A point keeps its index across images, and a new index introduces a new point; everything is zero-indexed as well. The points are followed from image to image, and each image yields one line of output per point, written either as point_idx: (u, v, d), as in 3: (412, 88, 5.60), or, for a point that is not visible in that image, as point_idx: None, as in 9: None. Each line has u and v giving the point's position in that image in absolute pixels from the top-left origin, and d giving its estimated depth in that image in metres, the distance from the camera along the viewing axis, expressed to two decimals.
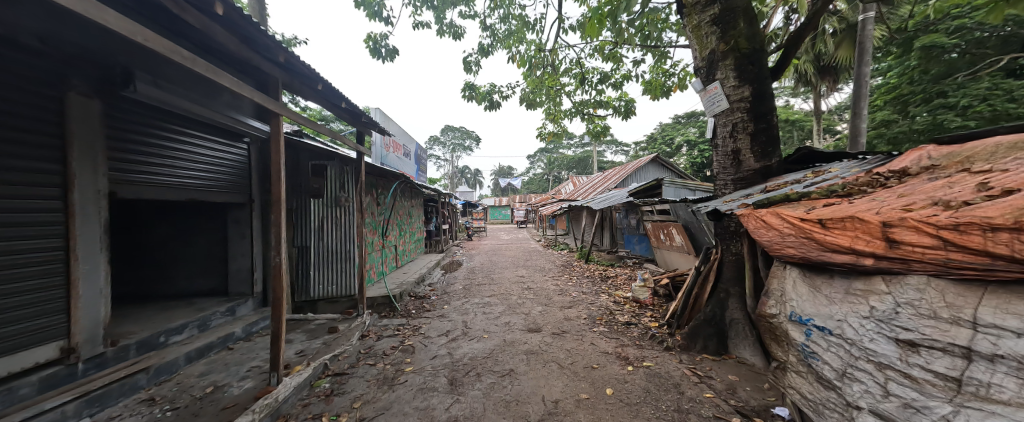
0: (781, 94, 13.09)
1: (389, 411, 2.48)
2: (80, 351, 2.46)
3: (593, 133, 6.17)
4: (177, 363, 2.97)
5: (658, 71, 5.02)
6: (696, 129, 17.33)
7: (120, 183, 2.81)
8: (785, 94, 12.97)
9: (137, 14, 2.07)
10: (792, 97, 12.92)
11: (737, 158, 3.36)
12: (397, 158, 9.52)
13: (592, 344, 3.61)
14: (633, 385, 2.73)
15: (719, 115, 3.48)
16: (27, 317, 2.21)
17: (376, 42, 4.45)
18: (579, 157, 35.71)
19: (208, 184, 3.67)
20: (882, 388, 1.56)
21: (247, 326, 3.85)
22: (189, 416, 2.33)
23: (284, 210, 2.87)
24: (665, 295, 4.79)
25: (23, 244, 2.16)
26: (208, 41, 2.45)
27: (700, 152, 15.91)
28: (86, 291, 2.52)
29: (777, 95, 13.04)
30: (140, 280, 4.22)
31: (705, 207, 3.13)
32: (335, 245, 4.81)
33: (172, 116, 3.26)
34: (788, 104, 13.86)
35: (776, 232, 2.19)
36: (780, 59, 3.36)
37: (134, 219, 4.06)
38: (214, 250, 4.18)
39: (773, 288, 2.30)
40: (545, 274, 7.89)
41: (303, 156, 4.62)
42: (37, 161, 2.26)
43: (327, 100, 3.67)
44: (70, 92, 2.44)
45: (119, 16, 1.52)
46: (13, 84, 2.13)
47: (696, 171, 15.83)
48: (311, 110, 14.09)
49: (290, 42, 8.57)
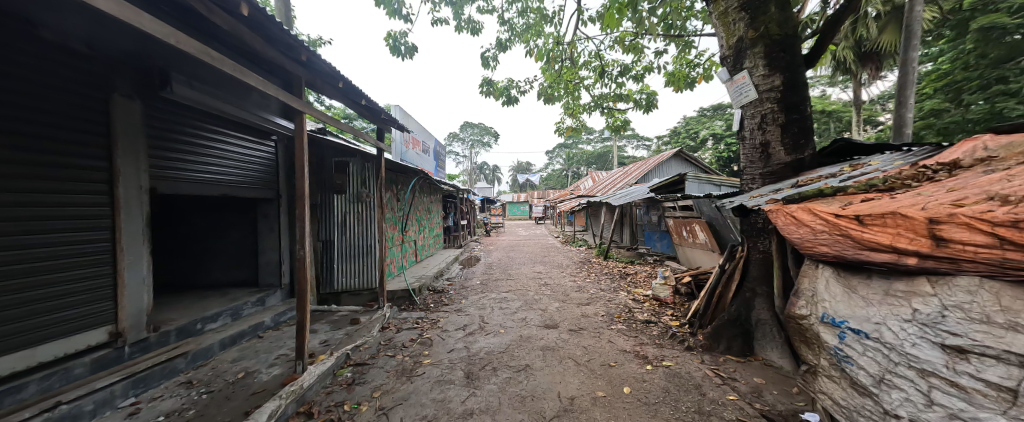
0: (817, 84, 12.35)
1: (407, 402, 2.54)
2: (125, 336, 2.64)
3: (612, 127, 6.01)
4: (212, 349, 3.14)
5: (682, 61, 4.80)
6: (723, 122, 16.67)
7: (160, 180, 2.98)
8: (821, 83, 12.23)
9: (172, 17, 2.18)
10: (829, 87, 12.17)
11: (767, 151, 3.19)
12: (416, 154, 9.64)
13: (610, 341, 3.56)
14: (651, 384, 2.67)
15: (746, 106, 3.32)
16: (81, 302, 2.40)
17: (396, 40, 4.48)
18: (600, 152, 35.15)
19: (239, 181, 3.81)
20: (925, 397, 1.45)
21: (275, 316, 4.02)
22: (222, 400, 2.46)
23: (309, 205, 2.96)
24: (687, 293, 4.66)
25: (75, 236, 2.35)
26: (236, 42, 2.53)
27: (727, 146, 15.37)
28: (130, 280, 2.70)
29: (812, 85, 12.33)
30: (179, 271, 4.48)
31: (731, 203, 3.02)
32: (356, 239, 4.93)
33: (205, 115, 3.41)
34: (824, 93, 13.04)
35: (809, 229, 2.09)
36: (815, 46, 3.15)
37: (174, 214, 4.31)
38: (245, 243, 4.38)
39: (804, 288, 2.20)
40: (562, 270, 7.83)
41: (326, 153, 4.72)
42: (88, 159, 2.44)
43: (348, 97, 3.72)
44: (114, 94, 2.59)
45: (153, 19, 1.61)
46: (62, 87, 2.30)
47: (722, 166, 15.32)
48: (336, 108, 14.44)
49: (316, 42, 8.83)
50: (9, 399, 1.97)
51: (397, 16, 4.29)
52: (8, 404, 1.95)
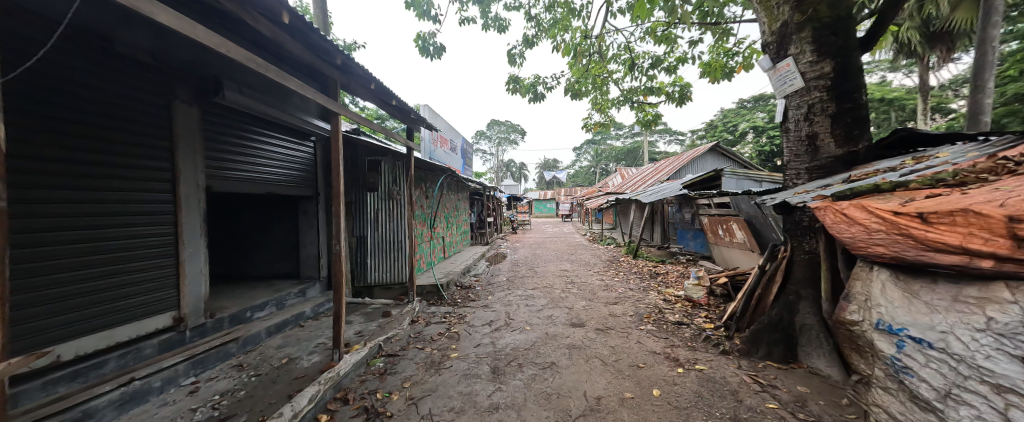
0: (875, 69, 11.23)
1: (435, 393, 2.62)
2: (186, 321, 2.90)
3: (642, 122, 5.82)
4: (260, 336, 3.39)
5: (719, 50, 4.55)
6: (765, 114, 15.59)
7: (214, 178, 3.23)
8: (880, 68, 11.12)
9: (223, 28, 2.36)
10: (889, 72, 11.04)
11: (814, 144, 2.97)
12: (443, 153, 9.83)
13: (638, 342, 3.47)
14: (682, 388, 2.58)
15: (791, 96, 3.10)
16: (150, 290, 2.67)
17: (425, 40, 4.57)
18: (628, 148, 34.06)
19: (283, 179, 4.06)
20: (999, 415, 1.31)
21: (315, 306, 4.26)
22: (269, 383, 2.66)
23: (343, 203, 3.09)
24: (723, 294, 4.44)
25: (143, 230, 2.62)
26: (279, 49, 2.69)
27: (769, 139, 14.41)
28: (190, 270, 2.96)
29: (869, 71, 11.24)
30: (233, 262, 4.87)
31: (773, 199, 2.85)
32: (387, 235, 5.11)
33: (253, 118, 3.66)
34: (883, 79, 11.85)
35: (863, 228, 1.96)
36: (872, 27, 2.88)
37: (231, 209, 4.74)
38: (288, 238, 4.67)
39: (856, 292, 2.10)
40: (589, 269, 7.69)
41: (360, 152, 4.90)
42: (154, 160, 2.70)
43: (379, 98, 3.84)
44: (176, 100, 2.85)
45: (207, 31, 1.74)
46: (134, 96, 2.56)
47: (763, 161, 14.42)
48: (369, 110, 15.05)
49: (351, 46, 9.24)
50: (92, 374, 2.24)
51: (425, 17, 4.37)
52: (90, 378, 2.24)
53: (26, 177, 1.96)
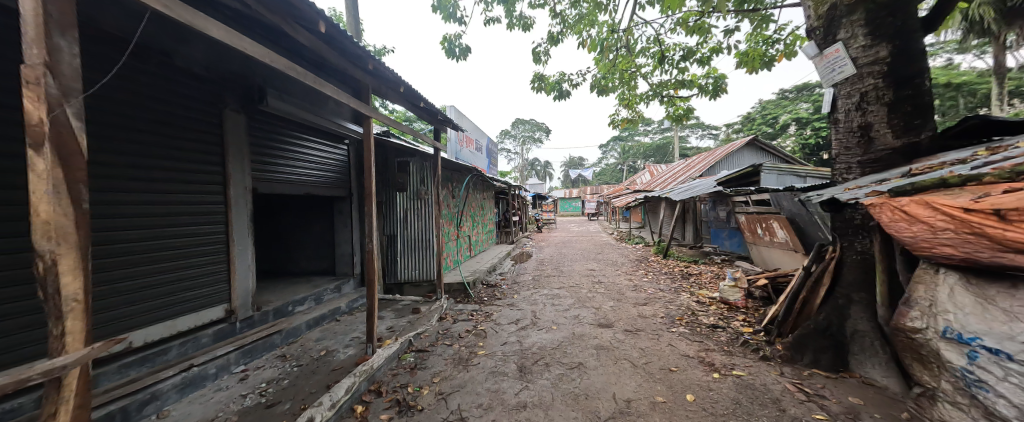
0: (942, 51, 10.12)
1: (464, 389, 2.67)
2: (237, 313, 3.14)
3: (672, 117, 5.60)
4: (301, 329, 3.60)
5: (757, 38, 4.29)
6: (810, 104, 14.54)
7: (259, 181, 3.46)
8: (946, 50, 10.03)
9: (266, 39, 2.53)
10: (958, 54, 9.92)
11: (868, 135, 2.74)
12: (469, 153, 9.96)
13: (670, 345, 3.35)
14: (719, 394, 2.46)
15: (841, 84, 2.87)
16: (205, 284, 2.91)
17: (451, 43, 4.65)
18: (658, 144, 32.91)
19: (319, 180, 4.28)
20: None
21: (350, 302, 4.47)
22: (310, 373, 2.83)
23: (375, 203, 3.21)
24: (762, 297, 4.20)
25: (200, 229, 2.87)
26: (315, 57, 2.84)
27: (814, 131, 13.42)
28: (239, 266, 3.20)
29: (933, 53, 10.16)
30: (276, 259, 5.22)
31: (820, 195, 2.66)
32: (416, 234, 5.26)
33: (292, 124, 3.89)
34: (952, 62, 10.65)
35: (927, 227, 1.86)
36: (938, 5, 2.61)
37: (273, 209, 5.08)
38: (325, 236, 4.92)
39: (919, 296, 2.03)
40: (617, 268, 7.52)
41: (390, 153, 5.07)
42: (209, 165, 2.94)
43: (408, 101, 3.96)
44: (226, 109, 3.08)
45: (253, 43, 1.87)
46: (192, 106, 2.80)
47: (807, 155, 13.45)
48: (398, 112, 15.48)
49: (381, 51, 9.61)
50: (158, 360, 2.48)
51: (452, 19, 4.44)
52: (156, 363, 2.47)
53: (105, 181, 2.21)
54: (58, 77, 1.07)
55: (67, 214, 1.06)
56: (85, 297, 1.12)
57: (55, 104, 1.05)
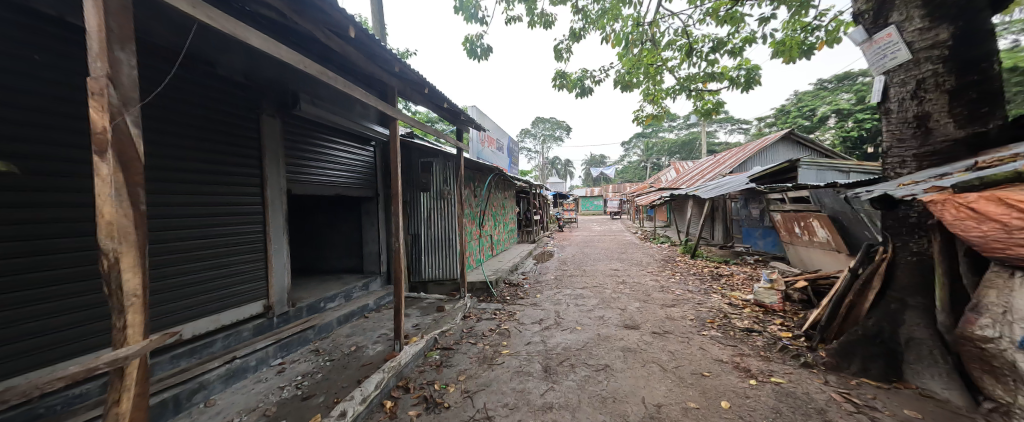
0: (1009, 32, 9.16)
1: (489, 388, 2.68)
2: (274, 309, 3.30)
3: (701, 111, 5.39)
4: (332, 325, 3.73)
5: (795, 26, 4.05)
6: (852, 94, 13.58)
7: (293, 182, 3.61)
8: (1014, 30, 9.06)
9: (300, 46, 2.63)
10: None
11: (925, 126, 2.52)
12: (490, 152, 10.01)
13: (701, 349, 3.22)
14: (757, 402, 2.34)
15: (894, 71, 2.66)
16: (245, 281, 3.07)
17: (472, 43, 4.68)
18: (684, 140, 31.79)
19: (348, 182, 4.42)
20: None
21: (377, 299, 4.59)
22: (341, 367, 2.92)
23: (401, 203, 3.27)
24: (802, 300, 3.98)
25: (241, 228, 3.03)
26: (345, 61, 2.93)
27: (857, 123, 12.51)
28: (276, 263, 3.36)
29: (999, 34, 9.21)
30: (307, 257, 5.45)
31: (869, 191, 2.47)
32: (439, 234, 5.34)
33: (322, 127, 4.04)
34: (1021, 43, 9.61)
35: (998, 225, 1.70)
36: None
37: (306, 209, 5.32)
38: (352, 235, 5.09)
39: (990, 302, 1.87)
40: (642, 268, 7.33)
41: (414, 155, 5.18)
42: (248, 168, 3.10)
43: (432, 102, 4.01)
44: (263, 114, 3.23)
45: (289, 50, 1.94)
46: (233, 112, 2.97)
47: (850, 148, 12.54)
48: (421, 113, 15.81)
49: (404, 53, 9.84)
50: (204, 352, 2.63)
51: (473, 20, 4.47)
52: (203, 354, 2.63)
53: (158, 184, 2.38)
54: (118, 87, 1.15)
55: (127, 214, 1.14)
56: (143, 293, 1.20)
57: (116, 113, 1.12)
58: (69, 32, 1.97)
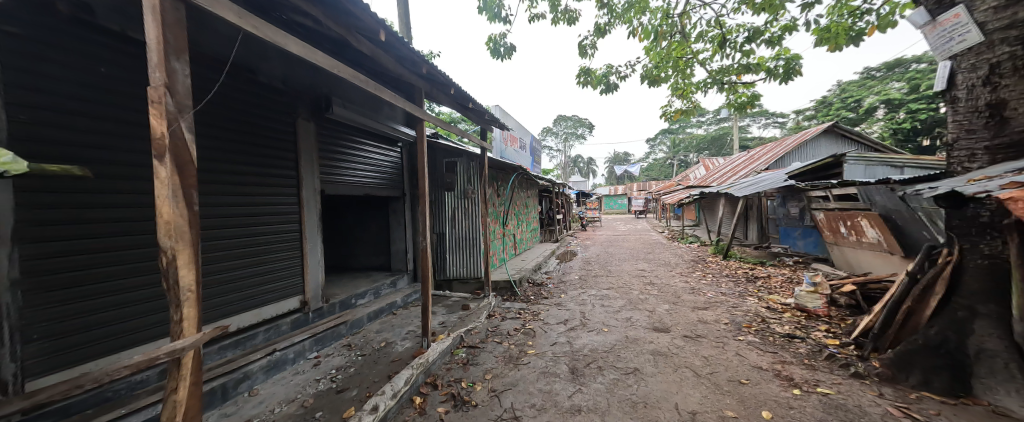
0: None
1: (517, 388, 2.68)
2: (310, 304, 3.44)
3: (734, 105, 5.13)
4: (362, 321, 3.86)
5: (842, 10, 3.76)
6: (904, 82, 12.49)
7: (325, 183, 3.76)
8: None
9: (333, 51, 2.72)
10: None
11: (999, 114, 2.27)
12: (513, 152, 10.00)
13: (738, 355, 3.07)
14: (802, 413, 2.19)
15: (963, 55, 2.42)
16: (284, 277, 3.22)
17: (496, 43, 4.68)
18: (712, 135, 30.48)
19: (376, 182, 4.55)
20: None
21: (404, 297, 4.70)
22: (372, 363, 3.01)
23: (428, 202, 3.32)
24: (849, 305, 3.73)
25: (279, 227, 3.19)
26: (375, 65, 3.00)
27: (911, 113, 11.48)
28: (311, 261, 3.51)
29: None
30: (337, 254, 5.68)
31: (932, 188, 2.26)
32: (463, 233, 5.40)
33: (352, 129, 4.18)
34: None
35: None
36: None
37: (336, 208, 5.55)
38: (380, 234, 5.24)
39: None
40: (670, 269, 7.08)
41: (439, 155, 5.26)
42: (285, 169, 3.25)
43: (457, 102, 4.03)
44: (299, 118, 3.38)
45: (325, 55, 2.01)
46: (272, 117, 3.13)
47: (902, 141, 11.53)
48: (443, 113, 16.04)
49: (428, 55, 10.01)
50: (247, 344, 2.79)
51: (497, 19, 4.46)
52: (246, 346, 2.79)
53: (207, 186, 2.54)
54: (174, 96, 1.22)
55: (183, 214, 1.21)
56: (197, 288, 1.28)
57: (172, 119, 1.20)
58: (132, 47, 2.14)
